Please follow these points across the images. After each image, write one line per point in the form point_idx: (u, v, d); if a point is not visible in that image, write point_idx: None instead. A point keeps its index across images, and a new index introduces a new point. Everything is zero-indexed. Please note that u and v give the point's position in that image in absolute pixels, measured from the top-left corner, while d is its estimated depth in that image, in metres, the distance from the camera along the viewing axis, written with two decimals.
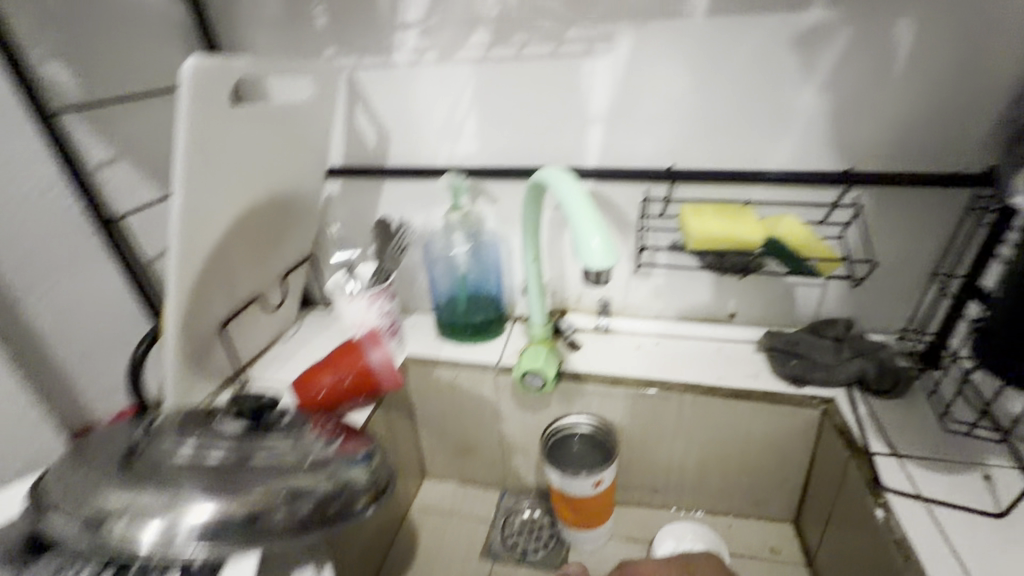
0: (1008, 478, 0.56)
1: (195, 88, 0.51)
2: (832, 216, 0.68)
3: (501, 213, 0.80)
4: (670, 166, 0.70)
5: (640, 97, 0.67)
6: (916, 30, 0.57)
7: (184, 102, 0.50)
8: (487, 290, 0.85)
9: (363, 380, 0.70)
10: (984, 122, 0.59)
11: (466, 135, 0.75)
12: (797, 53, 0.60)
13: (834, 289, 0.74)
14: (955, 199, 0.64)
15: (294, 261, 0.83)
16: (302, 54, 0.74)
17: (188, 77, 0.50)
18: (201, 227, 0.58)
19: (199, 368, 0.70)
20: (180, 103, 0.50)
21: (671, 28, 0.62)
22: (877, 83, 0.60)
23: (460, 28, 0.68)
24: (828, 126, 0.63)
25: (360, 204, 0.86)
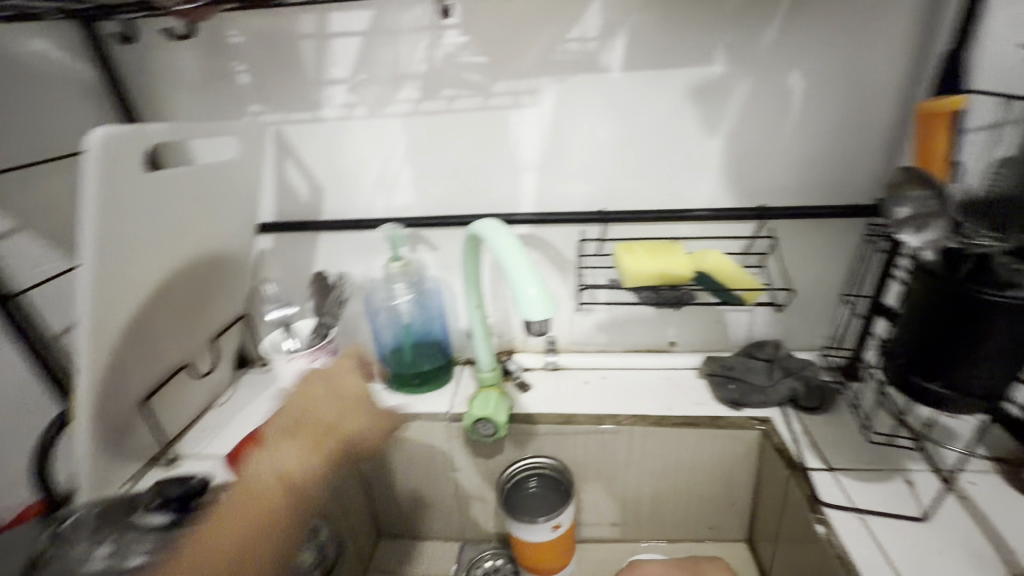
0: (927, 482, 0.60)
1: (101, 158, 0.48)
2: (752, 247, 0.73)
3: (442, 260, 0.80)
4: (601, 209, 0.73)
5: (567, 145, 0.70)
6: (805, 81, 0.63)
7: (90, 175, 0.47)
8: (433, 337, 0.84)
9: None
10: (869, 159, 0.67)
11: (401, 186, 0.75)
12: (705, 103, 0.65)
13: (761, 313, 0.79)
14: (854, 227, 0.71)
15: (226, 322, 0.79)
16: (225, 112, 0.72)
17: (92, 148, 0.47)
18: (116, 301, 0.54)
19: (118, 449, 0.64)
20: (84, 175, 0.47)
21: (590, 82, 0.66)
22: (777, 128, 0.66)
23: (387, 84, 0.69)
24: (739, 167, 0.68)
25: (295, 258, 0.83)
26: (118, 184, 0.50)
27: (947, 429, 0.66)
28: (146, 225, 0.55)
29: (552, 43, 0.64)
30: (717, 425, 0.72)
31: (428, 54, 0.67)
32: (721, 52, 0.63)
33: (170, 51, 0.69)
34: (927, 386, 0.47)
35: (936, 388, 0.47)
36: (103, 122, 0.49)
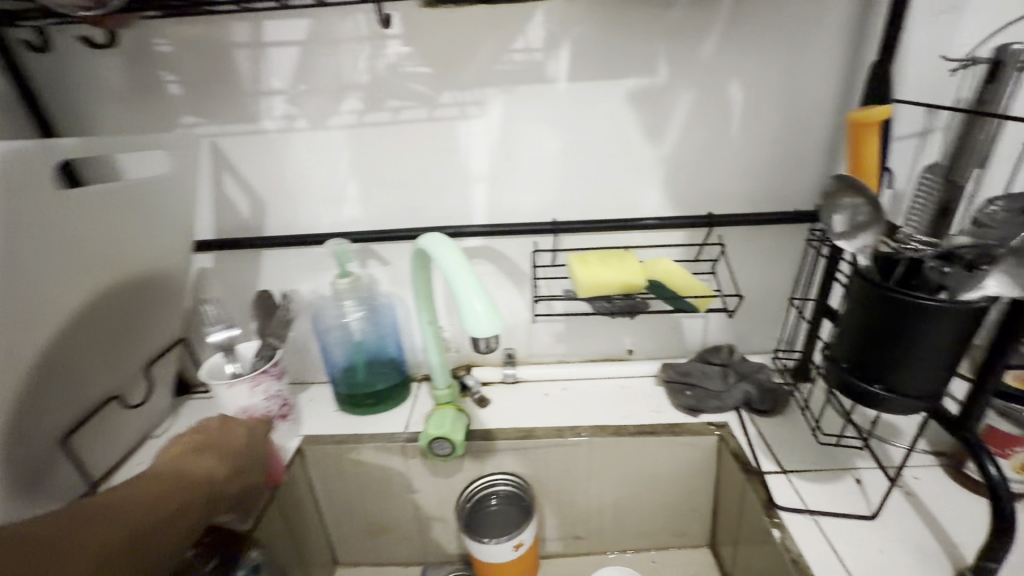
0: (875, 480, 0.62)
1: (2, 174, 0.44)
2: (703, 254, 0.74)
3: (393, 275, 0.78)
4: (554, 219, 0.72)
5: (517, 156, 0.69)
6: (745, 91, 0.64)
7: None
8: (387, 354, 0.81)
9: None
10: (809, 167, 0.69)
11: (348, 200, 0.73)
12: (651, 113, 0.66)
13: (715, 319, 0.80)
14: (798, 233, 0.73)
15: (161, 347, 0.74)
16: (155, 124, 0.68)
17: None
18: (27, 331, 0.50)
19: (35, 493, 0.58)
20: None
21: (537, 93, 0.65)
22: (721, 137, 0.67)
23: (329, 94, 0.66)
24: (687, 176, 0.69)
25: (238, 277, 0.79)
26: (24, 203, 0.46)
27: (892, 426, 0.68)
28: (60, 247, 0.51)
29: (498, 53, 0.63)
30: (675, 432, 0.72)
31: (371, 64, 0.65)
32: (664, 63, 0.63)
33: (90, 60, 0.65)
34: (869, 388, 0.48)
35: (878, 389, 0.48)
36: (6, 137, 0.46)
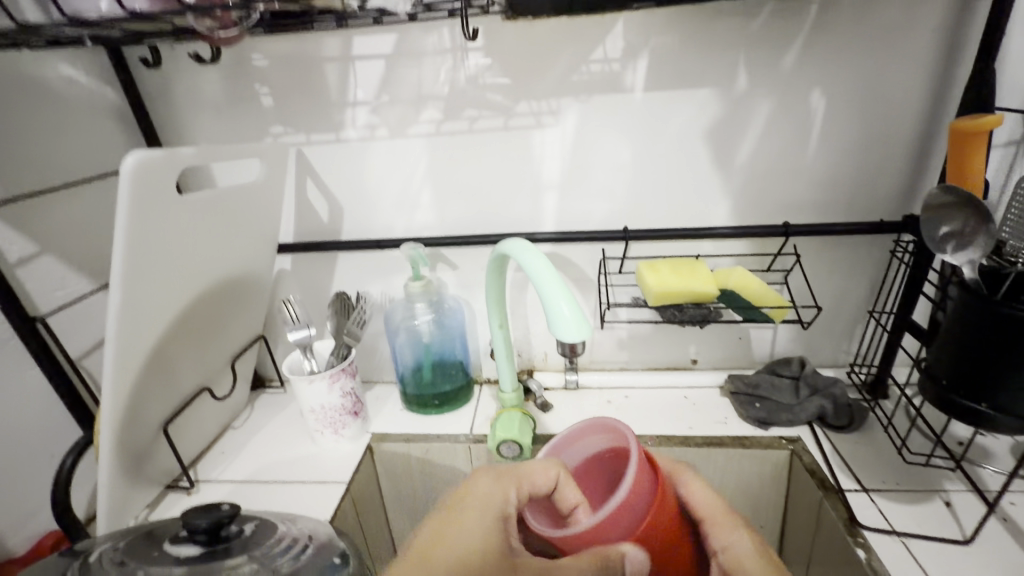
0: (966, 503, 0.59)
1: (135, 184, 0.47)
2: (775, 264, 0.73)
3: (462, 279, 0.80)
4: (624, 227, 0.73)
5: (590, 164, 0.70)
6: (828, 99, 0.63)
7: (122, 199, 0.47)
8: (454, 357, 0.82)
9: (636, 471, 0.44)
10: (893, 176, 0.67)
11: (422, 206, 0.75)
12: (728, 121, 0.66)
13: (785, 330, 0.79)
14: (879, 243, 0.70)
15: (244, 343, 0.78)
16: (247, 134, 0.73)
17: (127, 175, 0.47)
18: (142, 323, 0.54)
19: (139, 474, 0.62)
20: (119, 200, 0.47)
21: (613, 102, 0.66)
22: (799, 146, 0.66)
23: (411, 105, 0.69)
24: (762, 184, 0.68)
25: (314, 278, 0.83)
26: (150, 207, 0.50)
27: (983, 448, 0.65)
28: (174, 247, 0.55)
29: (575, 64, 0.65)
30: (745, 445, 0.71)
31: (451, 75, 0.67)
32: (743, 71, 0.63)
33: (194, 75, 0.70)
34: (972, 406, 0.46)
35: (982, 408, 0.46)
36: (135, 147, 0.48)
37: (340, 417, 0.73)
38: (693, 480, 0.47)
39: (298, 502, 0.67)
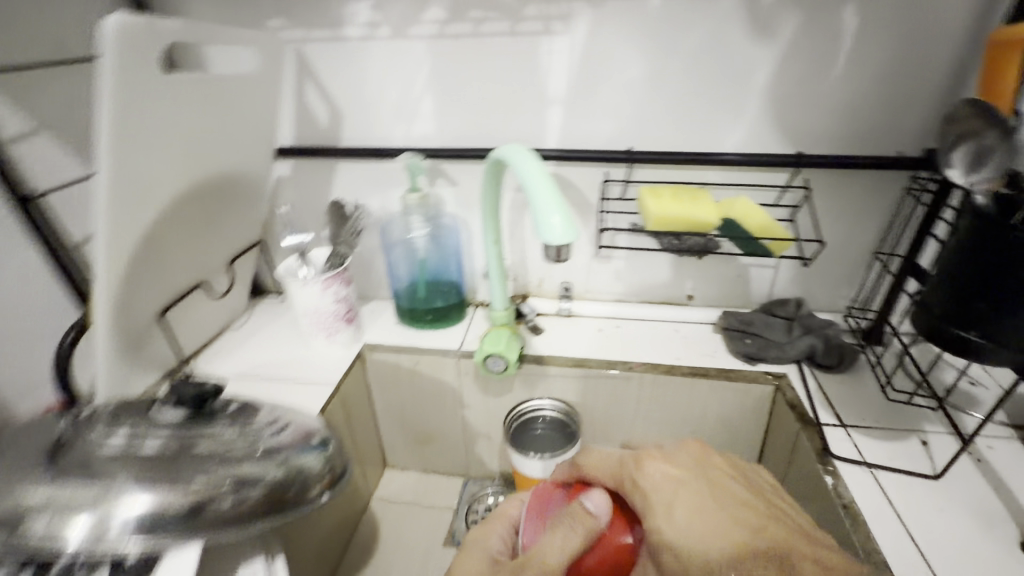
0: (942, 443, 0.59)
1: (118, 50, 0.46)
2: (783, 199, 0.70)
3: (461, 196, 0.78)
4: (629, 148, 0.70)
5: (598, 77, 0.66)
6: (861, 15, 0.58)
7: (106, 62, 0.45)
8: (449, 275, 0.82)
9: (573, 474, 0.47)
10: (920, 108, 0.62)
11: (422, 115, 0.73)
12: (751, 36, 0.61)
13: (785, 270, 0.77)
14: (895, 182, 0.67)
15: (240, 246, 0.78)
16: (246, 26, 0.70)
17: (109, 37, 0.45)
18: (133, 206, 0.54)
19: (137, 358, 0.65)
20: (102, 64, 0.46)
21: (627, 8, 0.62)
22: (823, 70, 0.62)
23: (416, 3, 0.66)
24: (778, 110, 0.65)
25: (313, 187, 0.82)
26: (135, 85, 0.48)
27: (969, 394, 0.64)
28: (165, 132, 0.54)
29: None
30: (729, 378, 0.71)
31: None
32: None
33: None
34: (964, 335, 0.45)
35: (973, 337, 0.45)
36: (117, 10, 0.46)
37: (333, 322, 0.75)
38: (590, 452, 0.47)
39: (289, 397, 0.69)
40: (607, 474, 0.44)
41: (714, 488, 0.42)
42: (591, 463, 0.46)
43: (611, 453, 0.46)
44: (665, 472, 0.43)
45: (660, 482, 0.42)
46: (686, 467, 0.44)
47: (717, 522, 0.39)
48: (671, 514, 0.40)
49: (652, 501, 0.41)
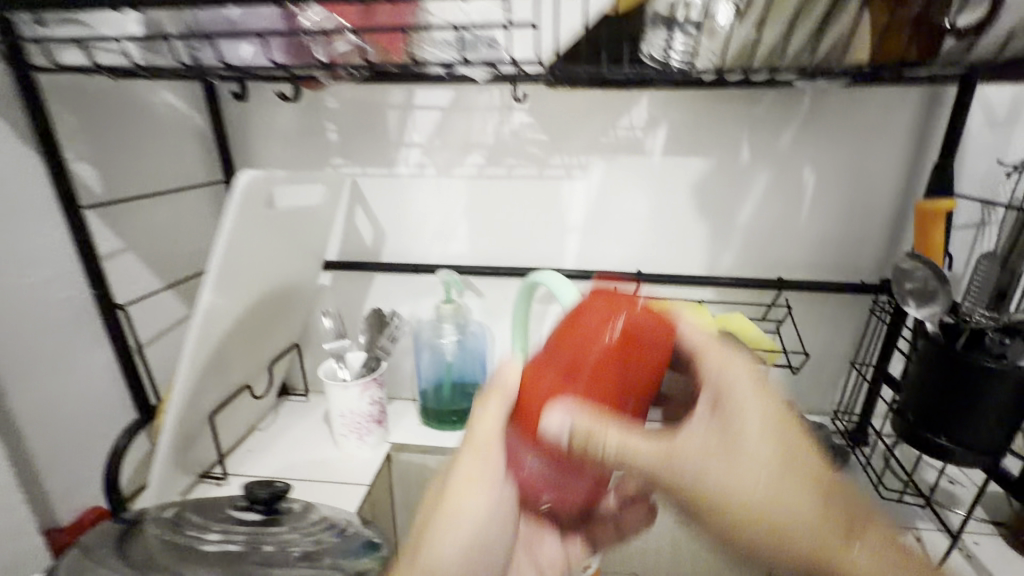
0: (934, 539, 0.66)
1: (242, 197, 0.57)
2: (770, 314, 0.82)
3: (486, 306, 0.88)
4: (637, 270, 0.82)
5: (610, 213, 0.80)
6: (817, 175, 0.74)
7: (232, 206, 0.56)
8: (474, 379, 0.88)
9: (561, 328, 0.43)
10: (873, 246, 0.77)
11: (457, 238, 0.85)
12: (732, 187, 0.76)
13: (776, 376, 0.86)
14: (860, 303, 0.79)
15: (279, 349, 0.84)
16: (311, 163, 0.82)
17: (238, 188, 0.56)
18: (218, 319, 0.61)
19: (183, 458, 0.67)
20: (227, 207, 0.56)
21: (633, 162, 0.76)
22: (792, 214, 0.76)
23: (459, 150, 0.79)
24: (758, 243, 0.78)
25: (350, 295, 0.90)
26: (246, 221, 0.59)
27: (950, 493, 0.71)
28: (252, 257, 0.64)
29: (605, 127, 0.75)
30: None
31: (497, 129, 0.78)
32: (746, 146, 0.74)
33: (273, 108, 0.80)
34: (935, 439, 0.54)
35: (943, 441, 0.54)
36: (246, 169, 0.58)
37: (366, 423, 0.79)
38: (681, 320, 0.46)
39: (324, 498, 0.72)
40: (689, 342, 0.45)
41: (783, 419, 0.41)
42: (685, 329, 0.45)
43: (695, 332, 0.45)
44: (733, 367, 0.43)
45: (726, 372, 0.43)
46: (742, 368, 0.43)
47: (773, 417, 0.41)
48: (756, 411, 0.41)
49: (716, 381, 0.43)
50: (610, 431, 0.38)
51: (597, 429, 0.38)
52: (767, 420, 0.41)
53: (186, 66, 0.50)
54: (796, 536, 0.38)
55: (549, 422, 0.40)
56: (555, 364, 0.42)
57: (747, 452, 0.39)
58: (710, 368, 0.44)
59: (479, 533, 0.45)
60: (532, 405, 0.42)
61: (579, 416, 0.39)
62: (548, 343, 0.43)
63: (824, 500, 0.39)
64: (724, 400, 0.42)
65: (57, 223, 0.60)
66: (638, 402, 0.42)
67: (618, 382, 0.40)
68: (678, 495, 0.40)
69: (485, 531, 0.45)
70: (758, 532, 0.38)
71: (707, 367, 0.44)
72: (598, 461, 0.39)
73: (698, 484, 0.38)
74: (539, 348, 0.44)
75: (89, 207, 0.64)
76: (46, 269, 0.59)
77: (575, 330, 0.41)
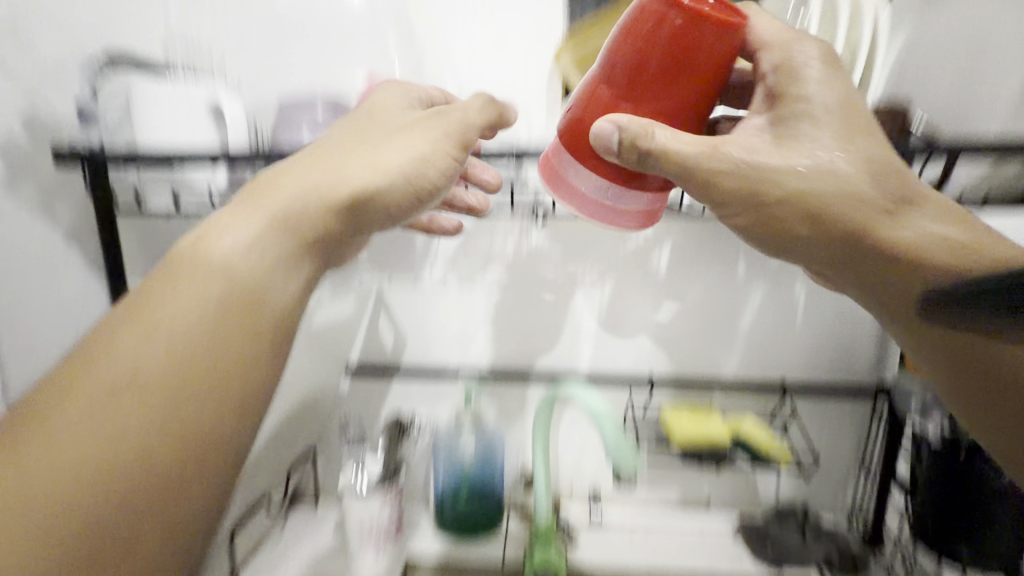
0: None
1: None
2: (776, 417, 0.86)
3: (503, 411, 0.91)
4: (649, 375, 0.86)
5: (621, 322, 0.85)
6: (808, 289, 0.82)
7: None
8: (490, 484, 0.86)
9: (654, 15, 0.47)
10: (865, 353, 0.83)
11: (476, 344, 0.89)
12: (732, 299, 0.83)
13: (787, 479, 0.88)
14: (860, 406, 0.84)
15: (295, 455, 0.84)
16: (339, 275, 0.87)
17: None
18: None
19: None
20: None
21: (641, 276, 0.83)
22: (787, 324, 0.83)
23: (481, 262, 0.85)
24: (759, 350, 0.84)
25: (367, 400, 0.92)
26: None
27: None
28: None
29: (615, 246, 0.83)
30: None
31: (517, 245, 0.84)
32: (742, 263, 0.82)
33: None
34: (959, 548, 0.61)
35: (966, 548, 0.61)
36: None
37: (383, 533, 0.78)
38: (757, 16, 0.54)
39: None
40: (763, 32, 0.53)
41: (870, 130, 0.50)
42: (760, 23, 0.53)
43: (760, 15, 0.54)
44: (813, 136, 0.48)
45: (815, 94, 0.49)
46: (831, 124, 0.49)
47: (849, 120, 0.49)
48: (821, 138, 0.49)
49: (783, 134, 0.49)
50: (668, 135, 0.47)
51: (644, 128, 0.46)
52: (846, 139, 0.49)
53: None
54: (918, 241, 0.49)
55: (603, 127, 0.47)
56: (629, 71, 0.48)
57: (793, 144, 0.49)
58: (772, 55, 0.52)
59: (200, 344, 0.38)
60: (586, 122, 0.50)
61: (629, 121, 0.47)
62: (613, 93, 0.49)
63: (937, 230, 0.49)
64: (779, 88, 0.50)
65: None
66: (701, 93, 0.49)
67: (659, 67, 0.47)
68: (706, 178, 0.48)
69: (186, 357, 0.38)
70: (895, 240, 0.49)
71: (768, 55, 0.52)
72: (642, 162, 0.47)
73: (743, 168, 0.48)
74: (612, 42, 0.49)
75: None
76: None
77: (653, 39, 0.47)
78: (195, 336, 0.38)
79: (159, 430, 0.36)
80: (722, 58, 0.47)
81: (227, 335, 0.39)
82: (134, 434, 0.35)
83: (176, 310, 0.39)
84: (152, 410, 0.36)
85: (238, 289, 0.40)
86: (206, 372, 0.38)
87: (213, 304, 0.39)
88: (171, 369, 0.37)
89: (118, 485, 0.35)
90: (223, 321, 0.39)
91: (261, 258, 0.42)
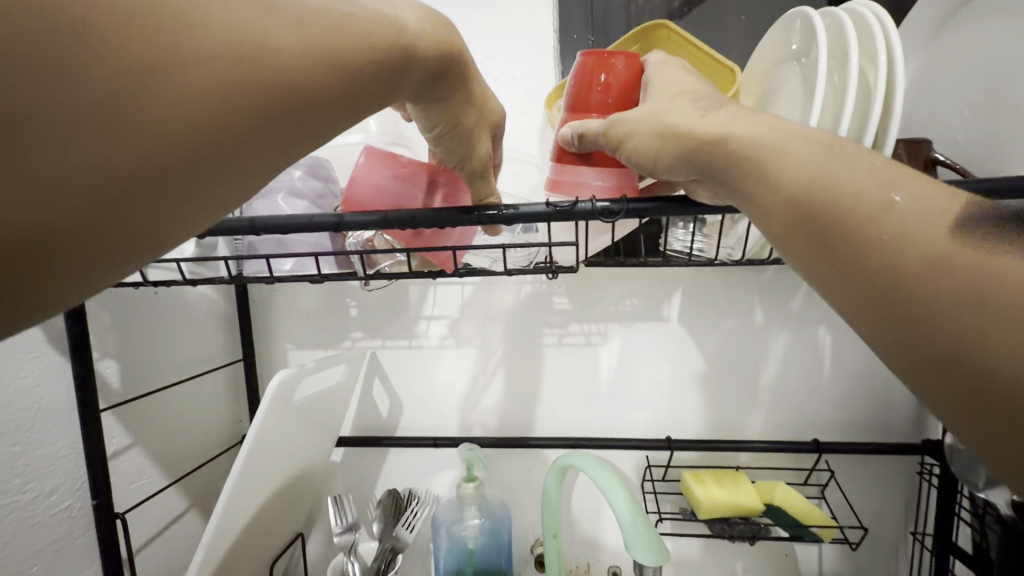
0: None
1: (276, 394, 0.60)
2: (811, 478, 0.78)
3: (510, 481, 0.83)
4: (668, 436, 0.79)
5: (633, 379, 0.79)
6: (834, 337, 0.75)
7: (265, 406, 0.59)
8: (498, 562, 0.78)
9: (582, 66, 0.50)
10: (903, 404, 0.76)
11: (477, 407, 0.82)
12: (751, 352, 0.77)
13: (830, 549, 0.78)
14: (904, 465, 0.76)
15: (285, 541, 0.76)
16: (331, 338, 0.82)
17: (274, 386, 0.60)
18: (230, 525, 0.58)
19: None
20: (261, 405, 0.59)
21: (652, 328, 0.77)
22: (814, 375, 0.76)
23: (480, 323, 0.80)
24: (786, 403, 0.77)
25: (365, 472, 0.85)
26: (275, 421, 0.61)
27: None
28: (270, 445, 0.61)
29: (621, 297, 0.77)
30: None
31: (519, 302, 0.79)
32: (759, 310, 0.76)
33: (295, 289, 0.82)
34: None
35: None
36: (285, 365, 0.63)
37: None
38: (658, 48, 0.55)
39: None
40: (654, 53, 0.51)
41: (707, 89, 0.44)
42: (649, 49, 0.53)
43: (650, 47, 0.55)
44: (696, 96, 0.43)
45: (677, 72, 0.47)
46: (701, 87, 0.44)
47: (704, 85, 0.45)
48: (694, 89, 0.44)
49: (671, 94, 0.44)
50: (600, 121, 0.47)
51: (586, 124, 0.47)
52: (696, 88, 0.44)
53: (233, 273, 0.56)
54: (742, 137, 0.37)
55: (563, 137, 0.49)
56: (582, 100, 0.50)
57: (672, 97, 0.44)
58: (656, 63, 0.49)
59: (263, 86, 0.26)
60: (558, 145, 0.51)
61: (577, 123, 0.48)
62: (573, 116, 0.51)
63: (873, 154, 0.33)
64: (651, 82, 0.47)
65: (72, 428, 0.58)
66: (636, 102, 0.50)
67: (601, 90, 0.49)
68: (615, 144, 0.45)
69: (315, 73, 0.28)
70: (735, 140, 0.37)
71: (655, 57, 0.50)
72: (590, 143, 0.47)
73: (648, 125, 0.42)
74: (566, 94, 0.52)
75: (117, 397, 0.63)
76: (49, 479, 0.55)
77: (591, 77, 0.50)
78: (271, 78, 0.26)
79: (174, 151, 0.24)
80: (640, 81, 0.50)
81: (286, 106, 0.27)
82: (145, 101, 0.22)
83: (263, 14, 0.26)
84: (185, 99, 0.23)
85: (331, 66, 0.29)
86: (244, 122, 0.26)
87: (309, 52, 0.28)
88: (241, 62, 0.25)
89: (73, 168, 0.21)
90: (301, 90, 0.28)
91: (375, 72, 0.32)
